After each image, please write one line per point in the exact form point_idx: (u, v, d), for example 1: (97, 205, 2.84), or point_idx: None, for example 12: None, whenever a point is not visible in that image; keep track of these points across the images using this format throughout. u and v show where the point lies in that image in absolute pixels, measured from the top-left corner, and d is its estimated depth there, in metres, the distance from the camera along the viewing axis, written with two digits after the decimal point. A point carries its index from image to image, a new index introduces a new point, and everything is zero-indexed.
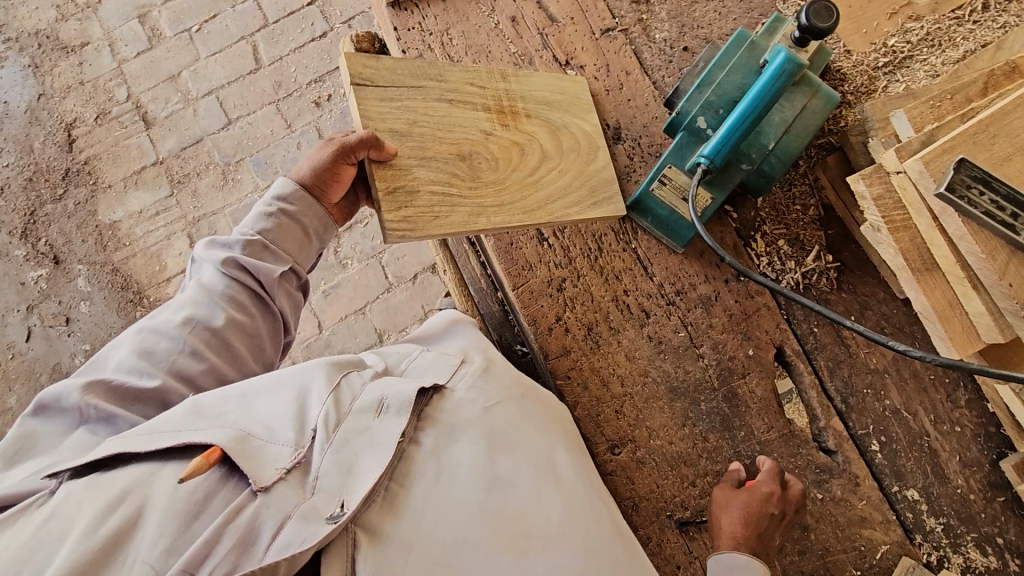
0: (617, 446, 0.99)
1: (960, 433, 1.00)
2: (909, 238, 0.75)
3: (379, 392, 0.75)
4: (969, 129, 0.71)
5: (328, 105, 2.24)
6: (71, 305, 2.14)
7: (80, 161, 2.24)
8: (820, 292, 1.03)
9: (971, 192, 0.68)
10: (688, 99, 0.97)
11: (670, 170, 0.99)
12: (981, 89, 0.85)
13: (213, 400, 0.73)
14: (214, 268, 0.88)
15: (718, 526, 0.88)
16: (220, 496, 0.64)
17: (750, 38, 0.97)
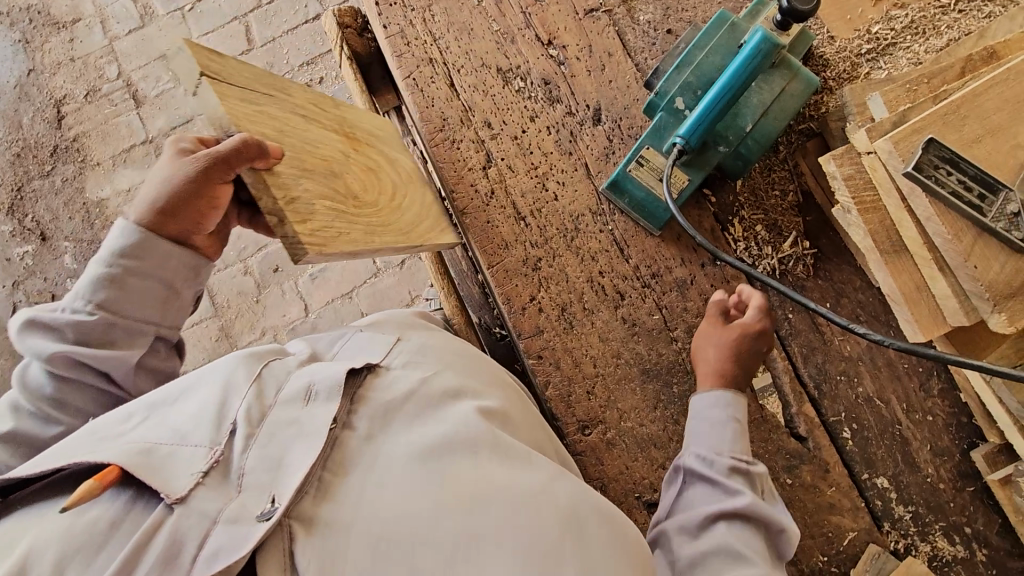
0: (587, 427, 0.98)
1: (932, 423, 1.00)
2: (879, 220, 0.74)
3: (307, 378, 0.74)
4: (940, 109, 0.70)
5: (320, 87, 2.23)
6: (57, 282, 2.13)
7: (69, 138, 2.23)
8: (796, 279, 1.03)
9: (939, 172, 0.68)
10: (665, 78, 0.96)
11: (648, 152, 0.99)
12: (958, 73, 0.85)
13: (117, 421, 0.71)
14: (40, 370, 0.80)
15: (705, 360, 0.94)
16: (130, 522, 0.61)
17: (731, 18, 0.96)
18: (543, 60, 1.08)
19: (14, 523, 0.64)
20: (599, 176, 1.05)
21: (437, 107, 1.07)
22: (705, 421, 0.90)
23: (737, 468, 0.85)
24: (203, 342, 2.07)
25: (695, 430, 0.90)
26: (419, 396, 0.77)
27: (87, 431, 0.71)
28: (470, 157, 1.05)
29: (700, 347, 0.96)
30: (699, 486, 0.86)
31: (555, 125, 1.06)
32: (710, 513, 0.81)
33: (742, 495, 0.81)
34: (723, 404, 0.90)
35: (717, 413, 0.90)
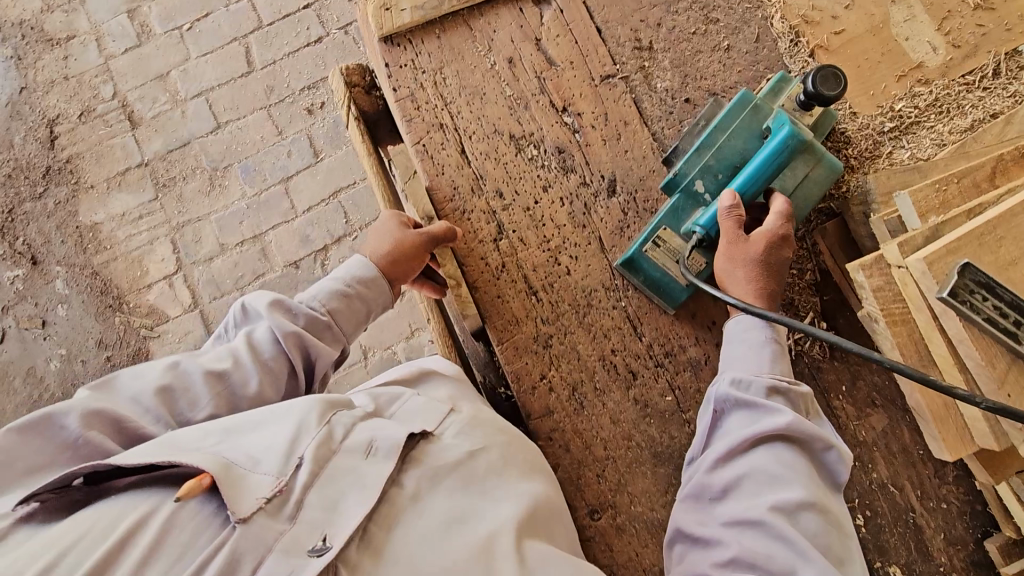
0: (597, 512, 0.96)
1: (946, 510, 0.98)
2: (908, 333, 0.75)
3: (370, 433, 0.79)
4: (976, 229, 0.73)
5: (321, 113, 2.19)
6: (48, 308, 2.08)
7: (62, 159, 2.17)
8: (812, 360, 1.01)
9: (974, 298, 0.71)
10: (685, 160, 0.97)
11: (664, 231, 0.98)
12: (988, 174, 0.84)
13: (195, 434, 0.76)
14: (268, 332, 0.91)
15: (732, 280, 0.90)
16: (206, 534, 0.65)
17: (753, 100, 0.96)
18: (557, 127, 1.05)
19: (103, 507, 0.69)
20: (613, 251, 1.02)
21: (447, 174, 1.04)
22: (744, 343, 0.89)
23: (777, 387, 0.85)
24: None
25: (733, 353, 0.90)
26: (471, 467, 0.81)
27: (167, 439, 0.75)
28: (481, 228, 1.02)
29: (722, 267, 0.91)
30: (734, 413, 0.86)
31: (568, 196, 1.03)
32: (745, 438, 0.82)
33: (781, 411, 0.82)
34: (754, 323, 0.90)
35: (751, 334, 0.89)
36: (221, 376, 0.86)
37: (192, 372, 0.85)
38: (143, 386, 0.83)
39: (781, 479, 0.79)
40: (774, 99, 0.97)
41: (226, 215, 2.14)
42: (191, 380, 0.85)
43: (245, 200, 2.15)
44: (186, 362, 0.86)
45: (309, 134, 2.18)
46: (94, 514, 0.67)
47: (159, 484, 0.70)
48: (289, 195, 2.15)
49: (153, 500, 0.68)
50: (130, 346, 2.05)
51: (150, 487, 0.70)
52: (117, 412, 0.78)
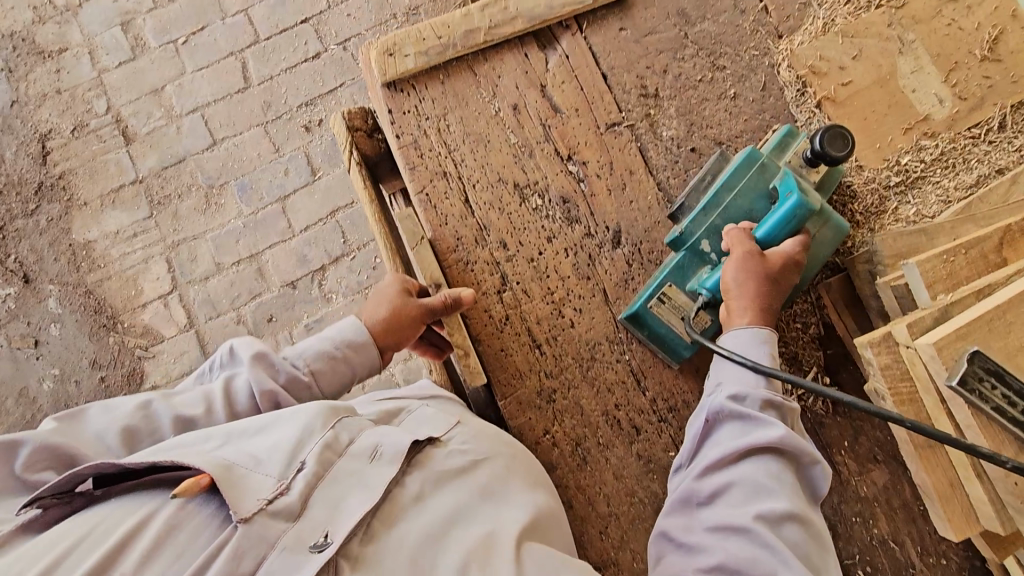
0: (599, 568, 0.96)
1: (945, 566, 0.98)
2: (914, 411, 0.77)
3: (375, 439, 0.80)
4: (986, 313, 0.73)
5: (319, 130, 2.16)
6: (41, 327, 2.06)
7: (54, 175, 2.14)
8: (814, 415, 1.01)
9: (983, 385, 0.71)
10: (691, 219, 0.97)
11: (670, 288, 0.98)
12: (996, 245, 0.84)
13: (197, 440, 0.78)
14: (245, 381, 0.91)
15: (739, 292, 0.89)
16: (207, 532, 0.66)
17: (759, 161, 0.96)
18: (562, 176, 1.04)
19: (109, 508, 0.70)
20: (617, 304, 1.01)
21: (451, 224, 1.02)
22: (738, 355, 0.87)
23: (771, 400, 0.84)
24: None
25: (726, 365, 0.88)
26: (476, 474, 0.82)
27: (165, 447, 0.76)
28: (484, 280, 1.01)
29: (729, 278, 0.89)
30: (727, 422, 0.85)
31: (572, 248, 1.03)
32: (736, 448, 0.81)
33: (773, 424, 0.81)
34: (757, 339, 0.87)
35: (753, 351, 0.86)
36: (188, 423, 0.87)
37: (162, 415, 0.87)
38: (111, 423, 0.84)
39: (768, 489, 0.78)
40: (780, 158, 0.98)
41: (223, 234, 2.11)
42: (159, 423, 0.86)
43: (241, 219, 2.12)
44: (158, 403, 0.87)
45: (306, 152, 2.15)
46: (95, 518, 0.68)
47: (160, 486, 0.71)
48: (287, 214, 2.13)
49: (154, 502, 0.69)
50: (125, 366, 2.03)
51: (150, 489, 0.71)
52: (75, 449, 0.79)
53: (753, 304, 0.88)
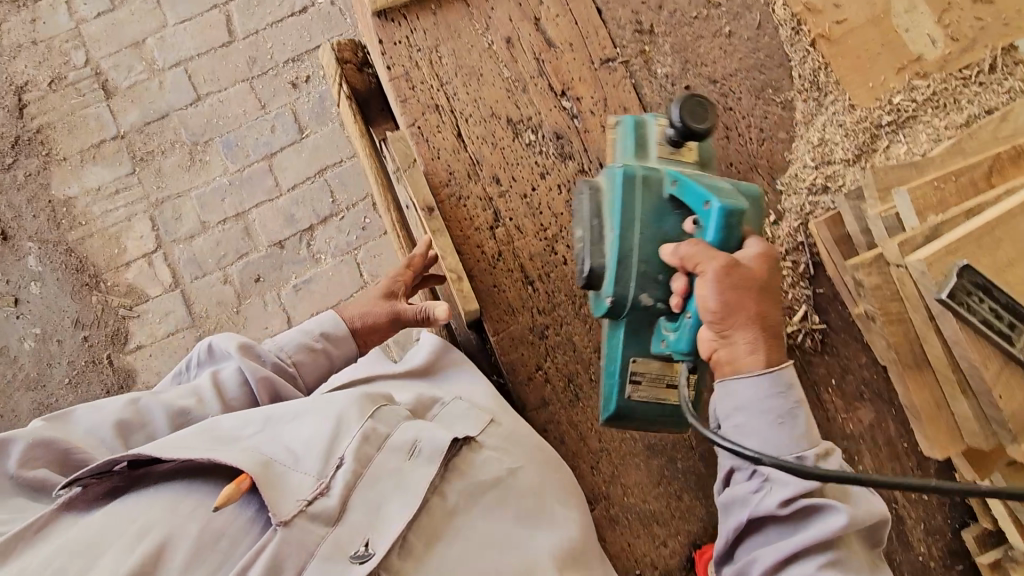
0: (590, 503, 0.96)
1: (926, 501, 1.00)
2: (906, 330, 0.86)
3: (414, 433, 0.80)
4: (973, 233, 0.84)
5: (306, 87, 2.12)
6: (21, 286, 2.01)
7: (32, 129, 2.08)
8: (803, 354, 1.01)
9: (972, 299, 0.81)
10: (619, 282, 0.82)
11: (636, 363, 0.87)
12: (986, 174, 0.92)
13: (234, 424, 0.81)
14: (231, 369, 0.91)
15: (731, 319, 0.72)
16: (247, 538, 0.71)
17: (637, 177, 0.83)
18: (555, 112, 1.03)
19: (146, 499, 0.73)
20: None
21: (442, 159, 1.01)
22: (763, 415, 0.73)
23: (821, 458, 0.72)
24: (180, 353, 1.98)
25: (748, 426, 0.74)
26: (514, 489, 0.82)
27: (206, 430, 0.80)
28: (477, 215, 1.00)
29: (716, 305, 0.72)
30: (771, 526, 0.73)
31: (566, 184, 1.02)
32: (790, 551, 0.69)
33: (837, 508, 0.69)
34: (773, 389, 0.73)
35: (777, 403, 0.73)
36: (182, 414, 0.88)
37: (152, 410, 0.86)
38: (101, 418, 0.83)
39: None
40: (649, 159, 0.87)
41: (208, 192, 2.07)
42: (151, 417, 0.86)
43: (227, 176, 2.08)
44: (146, 399, 0.87)
45: (293, 109, 2.11)
46: (133, 510, 0.72)
47: (198, 482, 0.75)
48: (273, 172, 2.08)
49: (192, 501, 0.73)
50: (109, 326, 2.00)
51: (189, 485, 0.75)
52: (70, 447, 0.79)
53: (756, 343, 0.73)
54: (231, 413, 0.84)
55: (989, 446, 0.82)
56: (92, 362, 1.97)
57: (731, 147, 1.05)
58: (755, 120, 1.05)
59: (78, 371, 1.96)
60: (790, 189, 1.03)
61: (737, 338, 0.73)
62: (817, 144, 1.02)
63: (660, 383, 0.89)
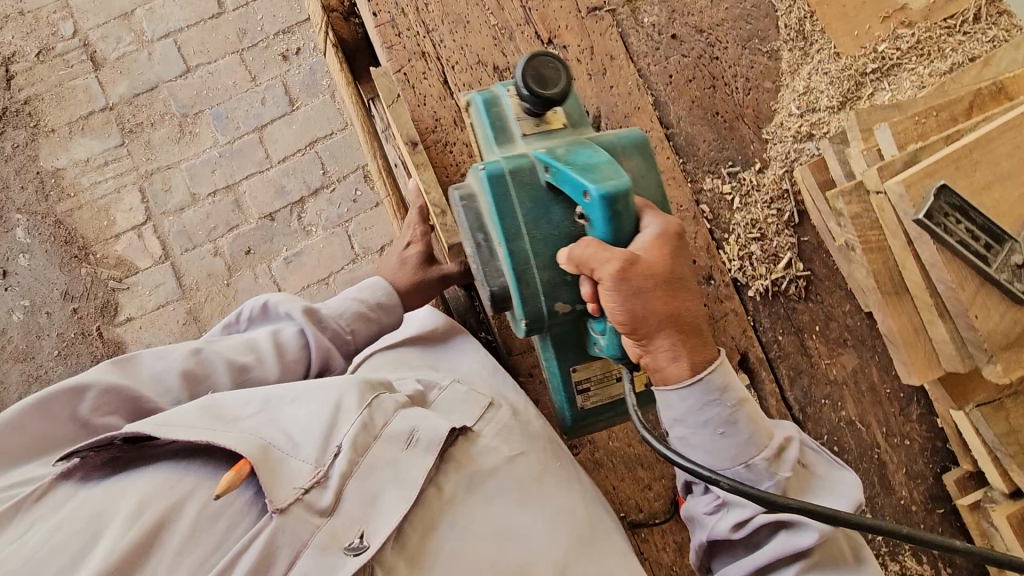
0: (575, 446, 0.99)
1: (908, 447, 1.01)
2: (884, 258, 0.87)
3: (412, 422, 0.78)
4: (952, 156, 0.85)
5: (297, 59, 2.11)
6: (10, 257, 2.00)
7: (19, 100, 2.06)
8: (786, 301, 1.02)
9: (949, 220, 0.82)
10: (525, 302, 0.75)
11: (579, 372, 0.87)
12: (966, 108, 0.93)
13: (235, 404, 0.78)
14: (291, 330, 0.94)
15: (644, 327, 0.69)
16: (244, 522, 0.68)
17: (505, 175, 0.77)
18: None
19: (145, 476, 0.71)
20: None
21: (429, 105, 1.01)
22: (710, 431, 0.71)
23: (776, 458, 0.72)
24: (169, 325, 1.97)
25: (698, 442, 0.73)
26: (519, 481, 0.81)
27: (206, 406, 0.76)
28: (463, 161, 1.00)
29: (627, 318, 0.68)
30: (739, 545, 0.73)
31: None
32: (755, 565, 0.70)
33: (804, 531, 0.68)
34: (707, 398, 0.71)
35: (713, 412, 0.71)
36: (242, 370, 0.89)
37: (215, 361, 0.88)
38: (167, 367, 0.85)
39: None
40: (515, 143, 0.82)
41: (198, 164, 2.06)
42: (213, 368, 0.87)
43: (217, 148, 2.07)
44: (208, 350, 0.88)
45: (283, 81, 2.10)
46: (129, 488, 0.70)
47: (199, 464, 0.72)
48: (264, 144, 2.07)
49: (193, 481, 0.70)
50: (98, 298, 1.99)
51: (189, 465, 0.72)
52: (135, 392, 0.81)
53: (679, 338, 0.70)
54: (237, 389, 0.82)
55: (966, 368, 0.82)
56: (81, 334, 1.96)
57: (718, 96, 1.05)
58: (742, 70, 1.05)
59: (66, 343, 1.95)
60: (776, 138, 1.03)
61: (658, 346, 0.70)
62: (803, 92, 1.03)
63: (608, 381, 0.89)
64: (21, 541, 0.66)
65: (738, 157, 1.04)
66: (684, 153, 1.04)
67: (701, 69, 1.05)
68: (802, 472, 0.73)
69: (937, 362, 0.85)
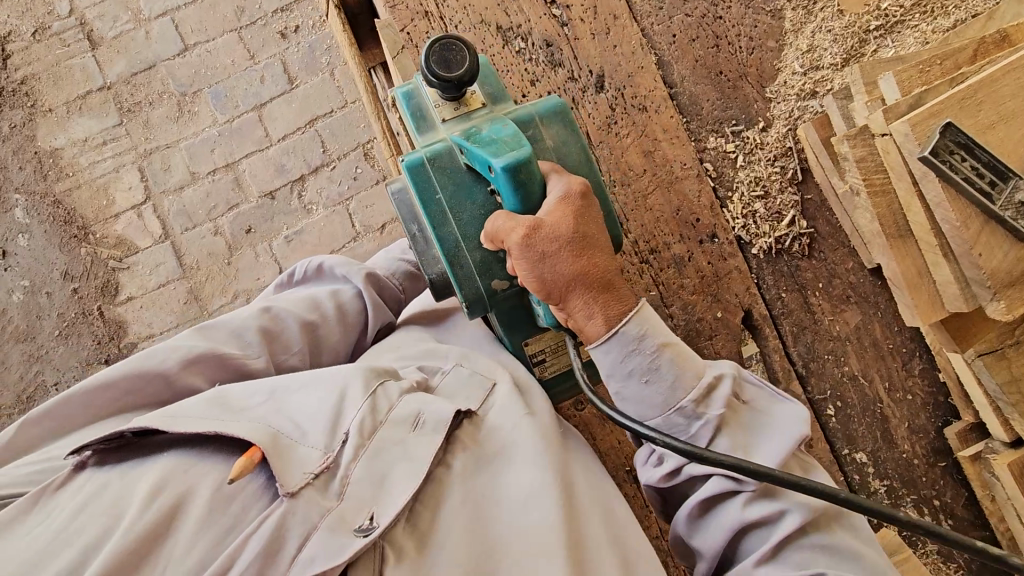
0: (580, 404, 1.06)
1: (911, 402, 1.02)
2: (888, 203, 0.90)
3: (416, 406, 0.80)
4: (959, 95, 0.86)
5: (295, 37, 2.10)
6: (9, 238, 1.99)
7: (16, 80, 2.05)
8: (790, 258, 1.02)
9: (954, 158, 0.84)
10: (461, 285, 0.81)
11: (529, 345, 0.93)
12: (970, 56, 0.93)
13: (242, 394, 0.81)
14: (353, 290, 1.04)
15: (557, 292, 0.74)
16: (256, 507, 0.71)
17: (425, 163, 0.84)
18: (545, 19, 1.04)
19: (152, 466, 0.74)
20: (601, 147, 1.02)
21: None
22: (635, 384, 0.76)
23: (704, 398, 0.74)
24: (171, 304, 1.96)
25: (625, 395, 0.77)
26: (518, 450, 0.80)
27: (213, 398, 0.80)
28: None
29: (539, 286, 0.73)
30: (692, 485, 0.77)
31: (556, 91, 1.02)
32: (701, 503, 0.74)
33: (741, 481, 0.71)
34: (627, 349, 0.74)
35: (635, 361, 0.74)
36: (310, 325, 0.98)
37: (284, 317, 0.97)
38: (242, 324, 0.95)
39: (768, 520, 0.70)
40: (437, 130, 0.88)
41: (198, 143, 2.05)
42: (284, 324, 0.97)
43: (216, 127, 2.06)
44: (278, 308, 0.98)
45: (282, 59, 2.09)
46: (139, 478, 0.73)
47: (210, 451, 0.75)
48: (263, 123, 2.07)
49: (203, 468, 0.73)
50: (99, 278, 1.98)
51: (199, 453, 0.75)
52: (216, 350, 0.90)
53: (591, 299, 0.74)
54: (251, 381, 0.85)
55: (967, 309, 0.85)
56: (82, 314, 1.96)
57: (721, 55, 1.05)
58: (745, 29, 1.05)
59: (67, 323, 1.95)
60: (779, 97, 1.03)
61: (573, 307, 0.74)
62: (806, 50, 1.03)
63: (561, 349, 0.95)
64: (45, 525, 0.70)
65: (741, 116, 1.04)
66: (688, 112, 1.05)
67: (704, 28, 1.05)
68: (735, 408, 0.75)
69: (940, 304, 0.88)
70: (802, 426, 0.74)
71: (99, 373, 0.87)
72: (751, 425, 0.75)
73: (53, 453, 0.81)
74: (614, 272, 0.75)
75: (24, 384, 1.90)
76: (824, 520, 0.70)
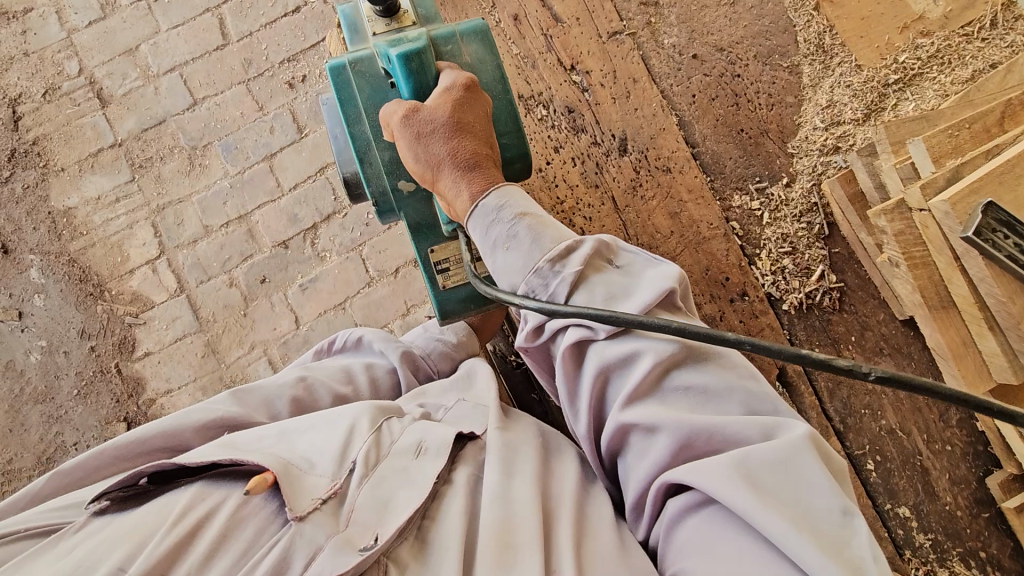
0: None
1: (950, 452, 1.00)
2: (928, 275, 0.93)
3: (418, 435, 0.78)
4: (996, 170, 0.89)
5: (303, 87, 2.09)
6: (24, 298, 1.99)
7: (28, 141, 2.08)
8: (821, 313, 1.01)
9: (996, 236, 0.86)
10: (368, 180, 0.86)
11: (434, 254, 0.93)
12: (998, 119, 0.95)
13: (254, 439, 0.80)
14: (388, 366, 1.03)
15: (433, 170, 0.74)
16: (268, 533, 0.67)
17: (348, 67, 0.85)
18: (566, 86, 1.05)
19: (170, 500, 0.71)
20: (627, 211, 1.02)
21: None
22: (497, 250, 0.72)
23: (560, 257, 0.69)
24: (188, 358, 1.96)
25: (494, 267, 0.73)
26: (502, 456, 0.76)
27: (224, 441, 0.79)
28: None
29: (412, 165, 0.74)
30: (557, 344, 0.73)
31: (579, 156, 1.04)
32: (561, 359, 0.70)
33: (594, 328, 0.68)
34: (489, 219, 0.71)
35: (496, 231, 0.71)
36: (341, 399, 0.97)
37: (315, 388, 0.97)
38: (276, 392, 0.95)
39: (625, 362, 0.66)
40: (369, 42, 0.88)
41: (209, 195, 2.06)
42: (314, 393, 0.96)
43: (226, 179, 2.07)
44: (312, 378, 0.98)
45: (291, 109, 2.09)
46: (161, 508, 0.70)
47: (228, 479, 0.72)
48: (274, 172, 2.07)
49: (221, 492, 0.70)
50: (115, 334, 1.98)
51: (215, 482, 0.72)
52: (248, 419, 0.90)
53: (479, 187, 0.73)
54: (261, 428, 0.83)
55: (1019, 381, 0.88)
56: (99, 371, 1.95)
57: (741, 113, 1.07)
58: (764, 85, 1.07)
59: (85, 382, 1.94)
60: (802, 152, 1.05)
61: (443, 185, 0.74)
62: (826, 105, 1.05)
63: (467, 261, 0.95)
64: (65, 561, 0.66)
65: (764, 173, 1.05)
66: (711, 172, 1.06)
67: (724, 87, 1.07)
68: (595, 267, 0.70)
69: (988, 372, 0.91)
70: (667, 281, 0.67)
71: (131, 432, 0.86)
72: (620, 285, 0.69)
73: (74, 494, 0.77)
74: (485, 153, 0.74)
75: (44, 445, 1.89)
76: (686, 357, 0.66)
